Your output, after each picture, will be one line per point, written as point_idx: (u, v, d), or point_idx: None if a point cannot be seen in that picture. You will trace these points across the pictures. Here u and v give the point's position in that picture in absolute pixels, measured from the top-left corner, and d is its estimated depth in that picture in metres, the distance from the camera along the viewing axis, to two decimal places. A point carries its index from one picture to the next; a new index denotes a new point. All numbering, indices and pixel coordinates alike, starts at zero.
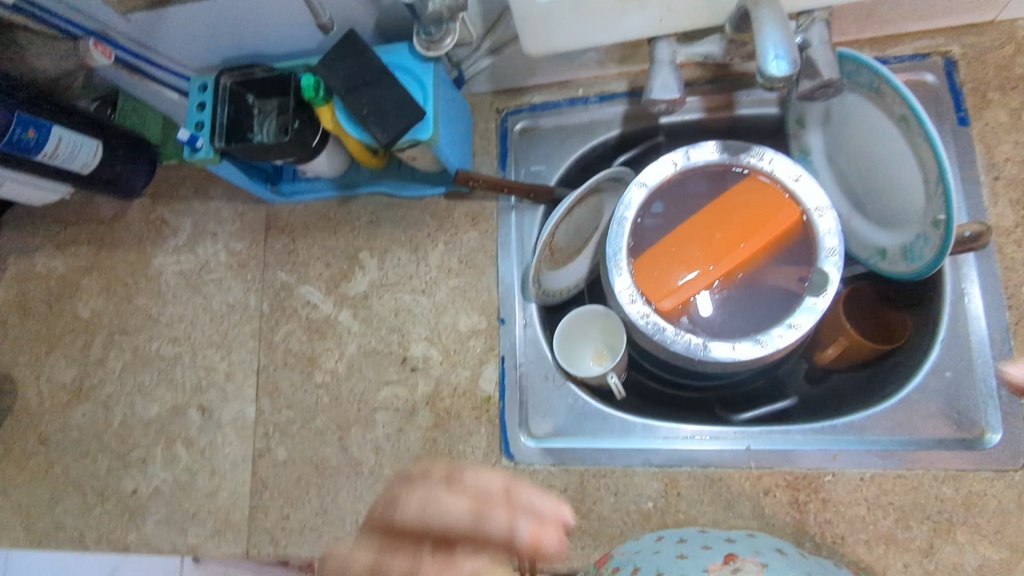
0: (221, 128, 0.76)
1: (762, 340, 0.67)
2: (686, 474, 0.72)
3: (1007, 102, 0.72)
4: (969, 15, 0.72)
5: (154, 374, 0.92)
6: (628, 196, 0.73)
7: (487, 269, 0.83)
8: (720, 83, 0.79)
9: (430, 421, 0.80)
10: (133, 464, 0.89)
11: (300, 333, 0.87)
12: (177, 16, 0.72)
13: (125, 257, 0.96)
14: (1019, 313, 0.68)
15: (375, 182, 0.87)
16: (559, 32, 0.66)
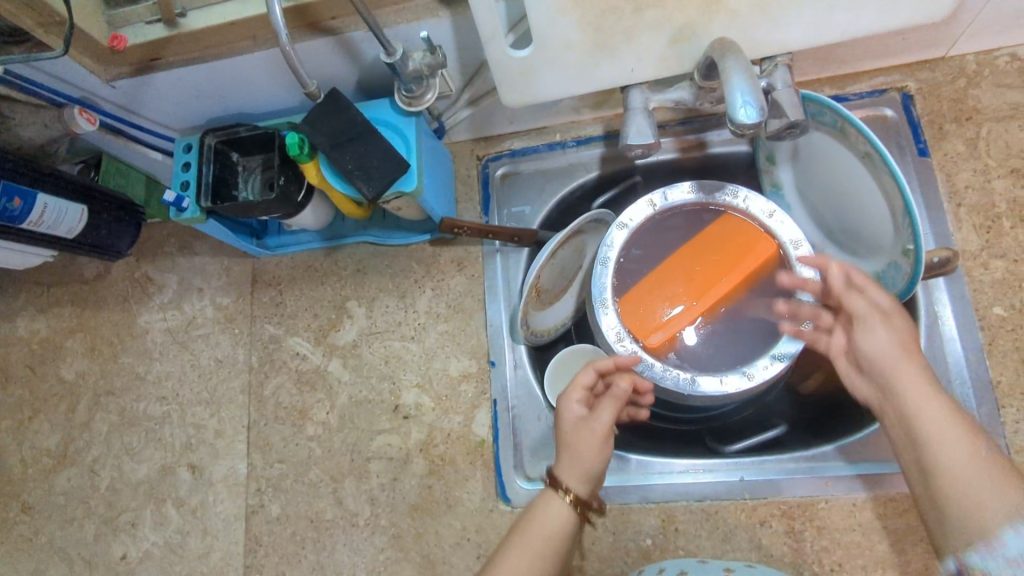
0: (207, 187, 0.77)
1: (749, 373, 0.70)
2: (683, 508, 0.72)
3: (964, 132, 0.76)
4: (922, 53, 0.76)
5: (142, 434, 0.90)
6: (610, 237, 0.75)
7: (476, 313, 0.84)
8: (691, 123, 0.82)
9: (424, 468, 0.80)
10: (122, 529, 0.87)
11: (290, 386, 0.87)
12: (164, 81, 0.73)
13: (110, 317, 0.96)
14: (992, 333, 0.70)
15: (361, 232, 0.89)
16: (536, 85, 0.68)
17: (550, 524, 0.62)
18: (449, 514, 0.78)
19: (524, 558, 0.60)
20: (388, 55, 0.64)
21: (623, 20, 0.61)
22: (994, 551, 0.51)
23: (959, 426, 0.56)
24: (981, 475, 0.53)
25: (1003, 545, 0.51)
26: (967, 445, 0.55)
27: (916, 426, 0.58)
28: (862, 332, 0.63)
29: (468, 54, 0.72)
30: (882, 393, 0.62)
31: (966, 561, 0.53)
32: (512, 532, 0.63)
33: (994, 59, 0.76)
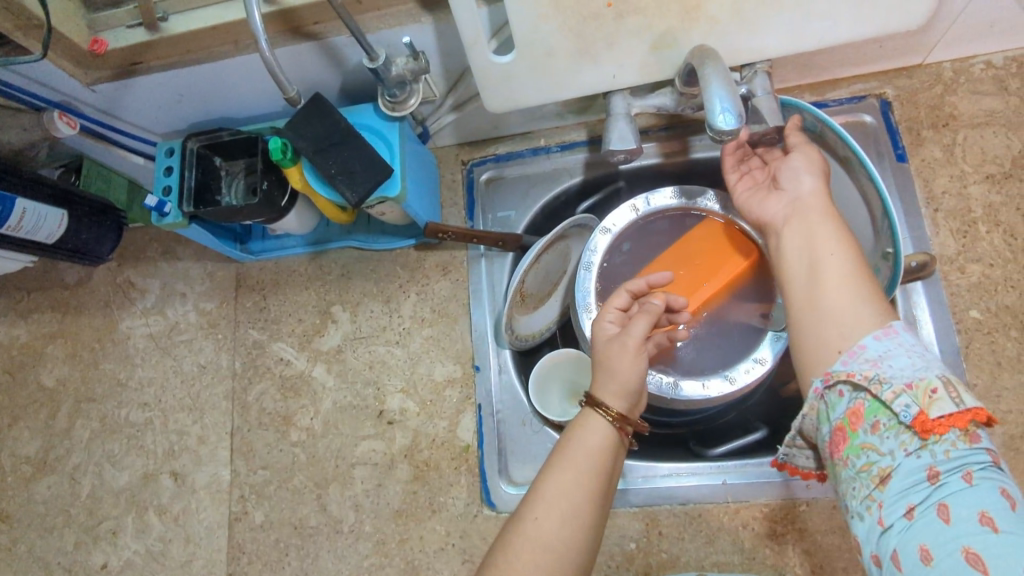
0: (189, 192, 0.77)
1: (731, 377, 0.72)
2: (666, 512, 0.73)
3: (940, 138, 0.77)
4: (899, 60, 0.77)
5: (123, 441, 0.89)
6: (593, 242, 0.77)
7: (460, 318, 0.84)
8: (674, 129, 0.82)
9: (409, 474, 0.80)
10: (103, 537, 0.86)
11: (273, 392, 0.87)
12: (145, 85, 0.73)
13: (91, 323, 0.95)
14: (969, 336, 0.71)
15: (346, 237, 0.88)
16: (519, 90, 0.68)
17: (592, 442, 0.57)
18: (433, 520, 0.78)
19: (568, 480, 0.55)
20: (371, 61, 0.64)
21: (604, 27, 0.61)
22: (857, 354, 0.51)
23: (858, 278, 0.55)
24: (866, 327, 0.53)
25: (864, 347, 0.51)
26: (868, 312, 0.53)
27: (816, 258, 0.57)
28: (797, 157, 0.63)
29: (451, 59, 0.72)
30: (791, 207, 0.61)
31: (831, 371, 0.53)
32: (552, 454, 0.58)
33: (969, 66, 0.78)
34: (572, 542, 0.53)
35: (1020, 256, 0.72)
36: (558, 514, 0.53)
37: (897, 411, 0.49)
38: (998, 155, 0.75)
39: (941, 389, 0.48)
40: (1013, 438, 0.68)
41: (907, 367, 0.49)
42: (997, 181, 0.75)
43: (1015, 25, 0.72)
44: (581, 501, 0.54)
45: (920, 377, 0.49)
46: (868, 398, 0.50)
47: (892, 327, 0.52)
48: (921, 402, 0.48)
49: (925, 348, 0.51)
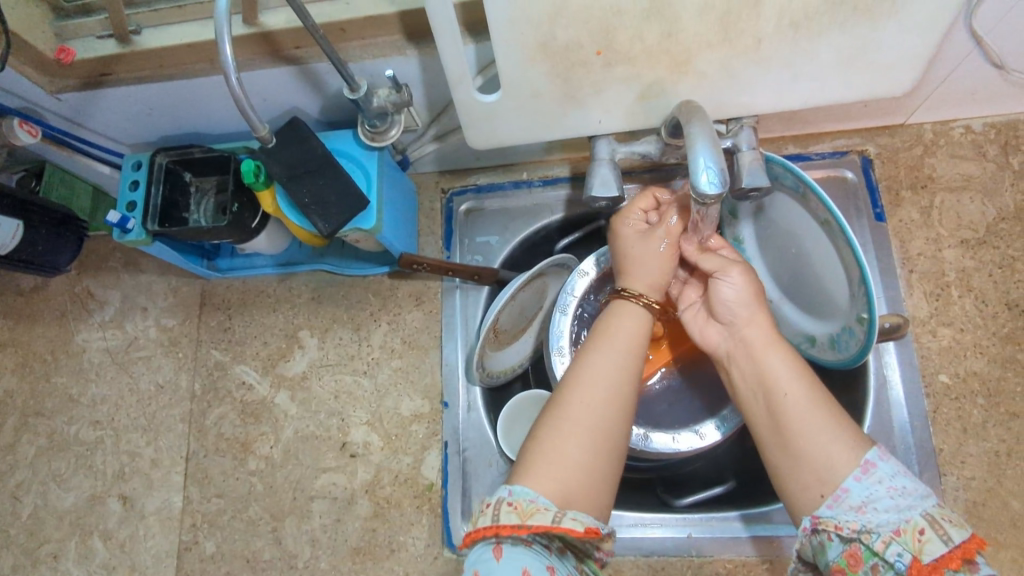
0: (155, 210, 0.74)
1: (701, 432, 0.73)
2: (629, 564, 0.72)
3: (918, 200, 0.77)
4: (882, 120, 0.78)
5: (71, 460, 0.85)
6: (572, 284, 0.78)
7: (431, 351, 0.82)
8: (657, 172, 0.82)
9: (368, 510, 0.78)
10: (43, 561, 0.82)
11: (233, 417, 0.84)
12: (114, 97, 0.70)
13: (45, 333, 0.91)
14: (937, 400, 0.72)
15: (318, 260, 0.86)
16: (503, 129, 0.67)
17: (626, 329, 0.60)
18: (391, 560, 0.76)
19: (609, 363, 0.57)
20: (351, 91, 0.62)
21: (591, 74, 0.60)
22: (841, 499, 0.50)
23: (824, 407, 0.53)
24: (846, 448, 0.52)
25: (848, 491, 0.50)
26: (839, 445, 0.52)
27: (770, 389, 0.56)
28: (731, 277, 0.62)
29: (436, 92, 0.70)
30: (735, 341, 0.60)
31: (819, 516, 0.51)
32: (587, 343, 0.60)
33: (949, 130, 0.78)
34: (614, 422, 0.55)
35: (990, 323, 0.73)
36: (601, 394, 0.55)
37: (892, 560, 0.47)
38: (973, 220, 0.76)
39: (929, 529, 0.47)
40: (976, 505, 0.68)
41: (892, 510, 0.49)
42: (971, 246, 0.75)
43: (996, 94, 0.73)
44: (621, 383, 0.56)
45: (907, 519, 0.48)
46: (862, 544, 0.49)
47: (872, 458, 0.51)
48: (913, 547, 0.47)
49: (907, 476, 0.50)
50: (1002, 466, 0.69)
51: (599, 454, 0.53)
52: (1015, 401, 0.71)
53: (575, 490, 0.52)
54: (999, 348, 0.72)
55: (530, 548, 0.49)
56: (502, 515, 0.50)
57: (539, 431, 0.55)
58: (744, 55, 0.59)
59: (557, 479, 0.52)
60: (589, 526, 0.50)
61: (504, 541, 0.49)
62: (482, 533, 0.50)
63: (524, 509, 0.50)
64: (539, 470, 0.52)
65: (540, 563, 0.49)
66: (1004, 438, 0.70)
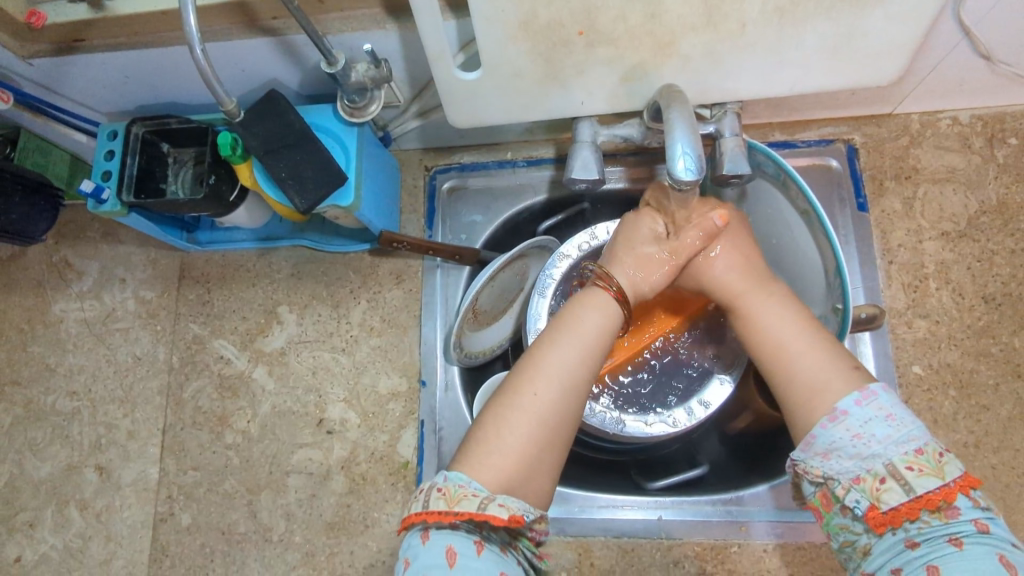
0: (130, 180, 0.72)
1: (674, 417, 0.75)
2: (600, 544, 0.73)
3: (902, 191, 0.77)
4: (869, 109, 0.77)
5: (48, 430, 0.85)
6: (551, 267, 0.78)
7: (410, 329, 0.82)
8: (643, 156, 0.82)
9: (344, 486, 0.78)
10: (19, 529, 0.83)
11: (210, 390, 0.84)
12: (88, 63, 0.69)
13: (22, 302, 0.90)
14: (909, 391, 0.72)
15: (297, 236, 0.85)
16: (484, 108, 0.66)
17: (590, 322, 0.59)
18: (365, 535, 0.77)
19: (568, 353, 0.57)
20: (329, 65, 0.61)
21: (573, 54, 0.59)
22: (811, 445, 0.51)
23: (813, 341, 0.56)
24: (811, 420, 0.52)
25: (815, 438, 0.51)
26: (823, 370, 0.53)
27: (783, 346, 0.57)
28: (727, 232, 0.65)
29: (417, 68, 0.69)
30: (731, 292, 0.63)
31: (796, 458, 0.53)
32: (546, 332, 0.60)
33: (936, 121, 0.78)
34: (563, 417, 0.55)
35: (966, 316, 0.73)
36: (553, 388, 0.55)
37: (852, 505, 0.49)
38: (955, 213, 0.76)
39: (889, 478, 0.48)
40: None
41: (855, 458, 0.49)
42: (951, 239, 0.75)
43: (984, 86, 0.72)
44: (577, 378, 0.56)
45: (867, 469, 0.49)
46: (831, 488, 0.51)
47: (845, 408, 0.51)
48: (871, 495, 0.48)
49: (884, 420, 0.49)
50: (969, 457, 0.70)
51: (542, 447, 0.54)
52: (985, 393, 0.71)
53: (514, 479, 0.52)
54: (973, 341, 0.73)
55: (456, 530, 0.49)
56: (431, 502, 0.50)
57: (487, 419, 0.55)
58: (728, 40, 0.58)
59: (497, 468, 0.52)
60: (516, 513, 0.50)
61: (432, 527, 0.49)
62: (412, 518, 0.50)
63: (452, 496, 0.50)
64: (478, 458, 0.53)
65: (467, 541, 0.49)
66: (973, 429, 0.71)
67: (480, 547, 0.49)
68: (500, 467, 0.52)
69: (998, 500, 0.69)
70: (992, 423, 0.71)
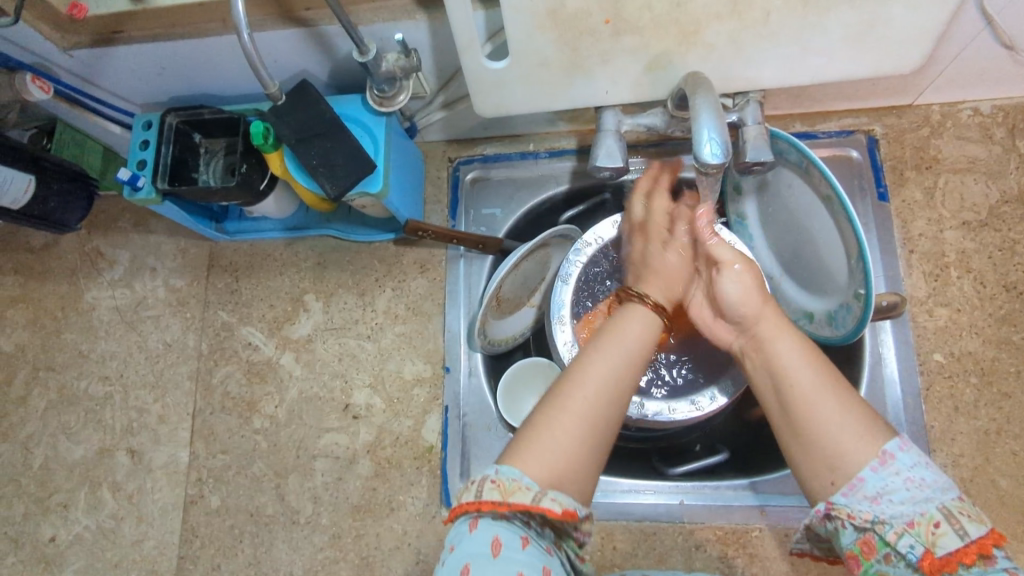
0: (165, 168, 0.75)
1: (697, 403, 0.76)
2: (622, 528, 0.74)
3: (923, 181, 0.78)
4: (889, 100, 0.78)
5: (81, 414, 0.88)
6: (574, 255, 0.80)
7: (434, 317, 0.84)
8: (664, 146, 0.83)
9: (369, 470, 0.80)
10: (53, 510, 0.85)
11: (239, 376, 0.86)
12: (125, 55, 0.71)
13: (56, 290, 0.92)
14: (930, 379, 0.73)
15: (325, 225, 0.87)
16: (510, 97, 0.68)
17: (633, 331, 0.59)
18: (391, 518, 0.78)
19: (611, 359, 0.57)
20: (361, 55, 0.62)
21: (600, 43, 0.61)
22: (856, 489, 0.49)
23: (830, 385, 0.53)
24: (856, 464, 0.50)
25: (863, 481, 0.49)
26: (853, 423, 0.51)
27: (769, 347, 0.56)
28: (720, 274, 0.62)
29: (444, 59, 0.70)
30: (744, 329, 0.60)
31: (832, 502, 0.50)
32: (591, 341, 0.59)
33: (957, 112, 0.78)
34: (609, 421, 0.54)
35: (987, 304, 0.74)
36: (601, 394, 0.55)
37: (903, 551, 0.48)
38: (976, 203, 0.76)
39: (943, 522, 0.47)
40: (963, 481, 0.70)
41: (908, 501, 0.48)
42: (973, 228, 0.76)
43: (1005, 75, 0.73)
44: (623, 386, 0.56)
45: (921, 512, 0.48)
46: (875, 533, 0.49)
47: (893, 451, 0.49)
48: (926, 540, 0.47)
49: (927, 466, 0.49)
50: (991, 444, 0.71)
51: (589, 449, 0.53)
52: (1008, 381, 0.72)
53: (561, 477, 0.52)
54: (995, 329, 0.73)
55: (505, 522, 0.50)
56: (484, 491, 0.50)
57: (534, 419, 0.54)
58: (752, 28, 0.59)
59: (546, 465, 0.51)
60: (567, 508, 0.50)
61: (482, 516, 0.50)
62: (460, 507, 0.50)
63: (506, 488, 0.50)
64: (527, 454, 0.52)
65: (513, 534, 0.49)
66: (995, 417, 0.71)
67: (525, 541, 0.49)
68: (546, 461, 0.51)
69: (1020, 487, 0.69)
70: (1014, 411, 0.71)
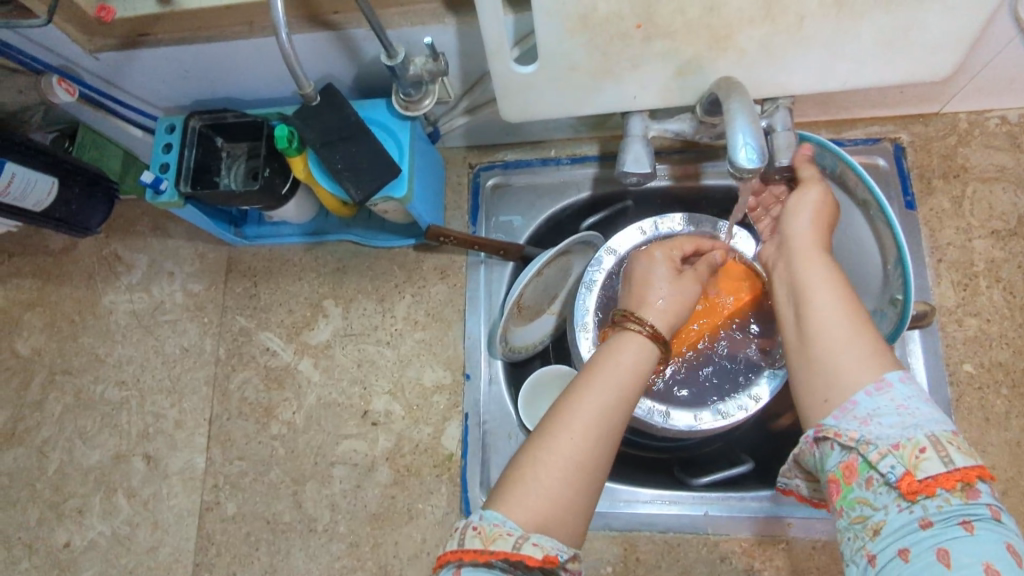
0: (187, 172, 0.74)
1: (723, 412, 0.75)
2: (646, 539, 0.73)
3: (950, 189, 0.77)
4: (916, 108, 0.77)
5: (97, 419, 0.87)
6: (598, 261, 0.79)
7: (454, 324, 0.83)
8: (688, 154, 0.82)
9: (389, 478, 0.79)
10: (68, 515, 0.84)
11: (256, 382, 0.85)
12: (151, 58, 0.71)
13: (73, 293, 0.92)
14: (960, 390, 0.72)
15: (345, 231, 0.86)
16: (537, 101, 0.67)
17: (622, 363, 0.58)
18: (410, 527, 0.77)
19: (600, 394, 0.56)
20: (389, 58, 0.62)
21: (630, 48, 0.60)
22: (847, 410, 0.49)
23: (853, 320, 0.53)
24: (851, 388, 0.50)
25: (855, 403, 0.49)
26: (858, 353, 0.51)
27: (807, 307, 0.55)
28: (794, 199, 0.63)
29: (471, 63, 0.70)
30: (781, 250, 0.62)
31: (822, 425, 0.51)
32: (584, 373, 0.58)
33: (984, 120, 0.78)
34: (599, 463, 0.54)
35: (1018, 314, 0.73)
36: (592, 432, 0.54)
37: (885, 473, 0.47)
38: (1004, 211, 0.75)
39: (930, 448, 0.46)
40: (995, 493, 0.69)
41: (896, 426, 0.48)
42: (1002, 237, 0.75)
43: None
44: (614, 424, 0.55)
45: (908, 437, 0.47)
46: (859, 455, 0.48)
47: (890, 379, 0.50)
48: (908, 462, 0.46)
49: (923, 399, 0.49)
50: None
51: (576, 492, 0.52)
52: None
53: (549, 520, 0.51)
54: None
55: (488, 569, 0.48)
56: (466, 540, 0.50)
57: (520, 461, 0.54)
58: (785, 33, 0.58)
59: (530, 511, 0.51)
60: (550, 553, 0.49)
61: (464, 565, 0.49)
62: (446, 557, 0.50)
63: (488, 534, 0.49)
64: (512, 500, 0.51)
65: None
66: None
67: None
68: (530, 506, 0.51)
69: None
70: None
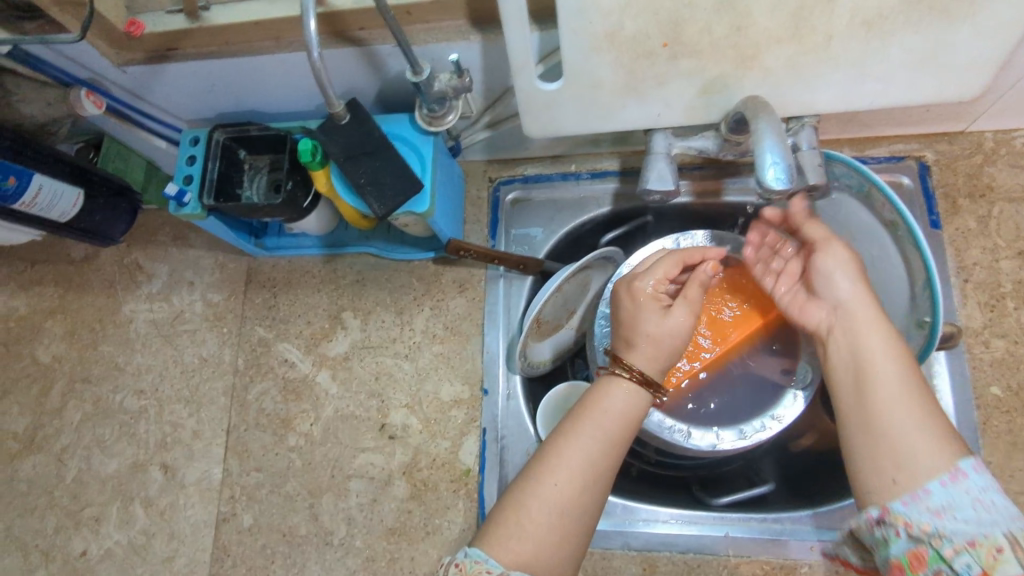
0: (211, 183, 0.75)
1: (745, 432, 0.74)
2: (665, 559, 0.72)
3: (976, 209, 0.76)
4: (942, 126, 0.77)
5: (115, 427, 0.87)
6: (620, 276, 0.78)
7: (473, 338, 0.83)
8: (711, 169, 0.81)
9: (405, 492, 0.79)
10: (85, 524, 0.84)
11: (275, 393, 0.85)
12: (177, 72, 0.71)
13: (94, 301, 0.93)
14: (987, 412, 0.71)
15: (364, 243, 0.87)
16: (560, 117, 0.67)
17: (608, 409, 0.59)
18: (426, 542, 0.77)
19: (585, 440, 0.58)
20: (414, 75, 0.62)
21: (656, 66, 0.60)
22: (920, 499, 0.49)
23: (915, 396, 0.53)
24: (925, 477, 0.50)
25: (929, 492, 0.49)
26: (925, 441, 0.51)
27: (866, 383, 0.55)
28: (824, 259, 0.62)
29: (495, 78, 0.70)
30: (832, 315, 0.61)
31: (890, 508, 0.50)
32: (571, 418, 0.60)
33: (1011, 139, 0.77)
34: (583, 507, 0.55)
35: None
36: (576, 478, 0.56)
37: (959, 569, 0.47)
38: None
39: (1007, 547, 0.46)
40: None
41: (972, 522, 0.48)
42: None
43: None
44: (599, 470, 0.57)
45: (986, 534, 0.47)
46: (930, 547, 0.48)
47: (964, 468, 0.50)
48: (985, 562, 0.46)
49: (998, 495, 0.49)
50: None
51: (562, 536, 0.54)
52: None
53: (532, 561, 0.53)
54: None
55: None
56: (448, 575, 0.52)
57: (508, 502, 0.56)
58: (813, 52, 0.58)
59: (514, 552, 0.53)
60: None
61: None
62: None
63: (467, 569, 0.52)
64: (500, 541, 0.54)
65: None
66: None
67: None
68: (515, 549, 0.53)
69: None
70: None
